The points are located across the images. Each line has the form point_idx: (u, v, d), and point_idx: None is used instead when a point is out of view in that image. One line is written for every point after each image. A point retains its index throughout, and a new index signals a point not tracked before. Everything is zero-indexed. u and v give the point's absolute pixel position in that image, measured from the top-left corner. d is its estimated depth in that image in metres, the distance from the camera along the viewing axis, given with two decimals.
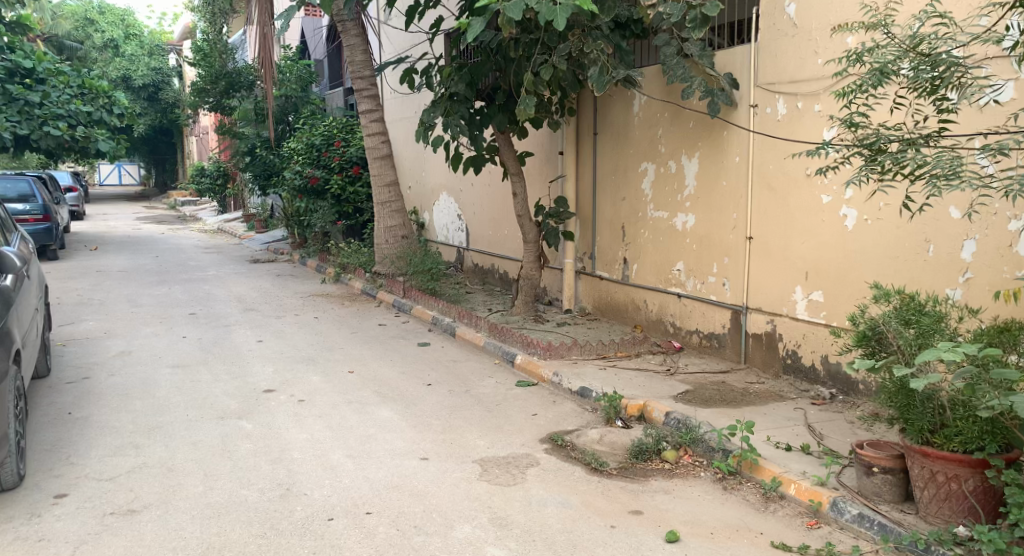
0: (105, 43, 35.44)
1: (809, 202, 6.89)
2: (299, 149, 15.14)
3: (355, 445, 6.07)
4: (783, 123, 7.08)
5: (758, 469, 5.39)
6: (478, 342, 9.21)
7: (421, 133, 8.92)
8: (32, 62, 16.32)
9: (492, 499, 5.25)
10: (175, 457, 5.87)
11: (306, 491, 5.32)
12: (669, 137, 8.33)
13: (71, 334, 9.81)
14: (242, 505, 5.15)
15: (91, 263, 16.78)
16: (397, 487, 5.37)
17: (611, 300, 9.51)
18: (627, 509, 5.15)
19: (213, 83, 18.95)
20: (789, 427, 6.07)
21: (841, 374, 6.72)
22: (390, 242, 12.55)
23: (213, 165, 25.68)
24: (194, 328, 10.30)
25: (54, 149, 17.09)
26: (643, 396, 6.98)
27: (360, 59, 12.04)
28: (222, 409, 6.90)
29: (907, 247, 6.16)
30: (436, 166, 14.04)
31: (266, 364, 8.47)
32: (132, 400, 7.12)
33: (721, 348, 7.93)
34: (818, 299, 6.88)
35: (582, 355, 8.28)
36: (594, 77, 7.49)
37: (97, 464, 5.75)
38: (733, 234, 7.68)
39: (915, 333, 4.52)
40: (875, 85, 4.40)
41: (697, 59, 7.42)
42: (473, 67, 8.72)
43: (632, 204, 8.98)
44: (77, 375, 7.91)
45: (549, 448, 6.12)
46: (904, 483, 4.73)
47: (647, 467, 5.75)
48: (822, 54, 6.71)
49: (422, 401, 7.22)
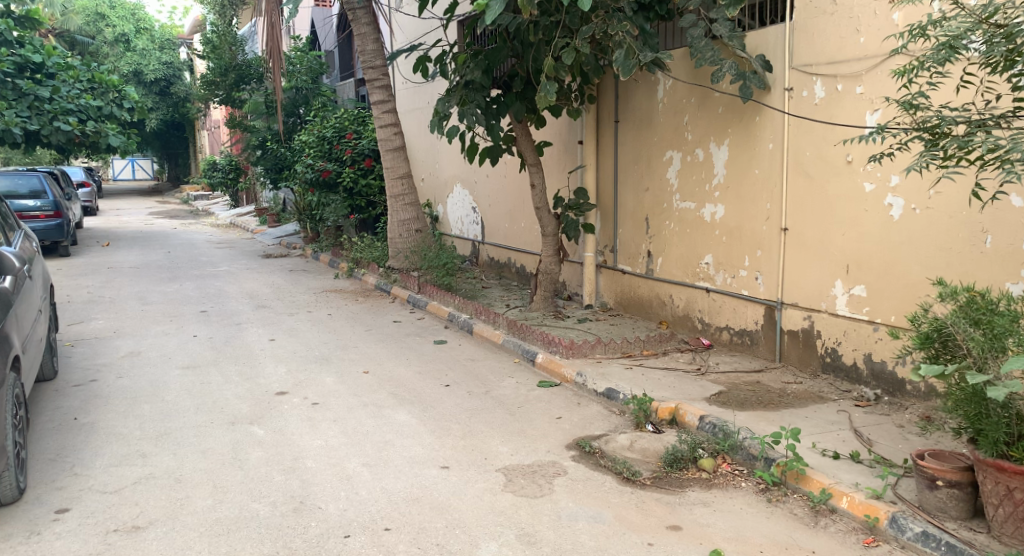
0: (116, 38, 35.17)
1: (851, 191, 6.49)
2: (311, 142, 14.79)
3: (371, 453, 5.71)
4: (821, 107, 6.67)
5: (806, 480, 5.01)
6: (497, 340, 8.85)
7: (436, 124, 8.55)
8: (42, 57, 15.98)
9: (518, 513, 4.88)
10: (184, 467, 5.43)
11: (321, 504, 4.94)
12: (696, 123, 7.93)
13: (80, 334, 9.50)
14: (252, 520, 4.75)
15: (103, 259, 16.53)
16: (417, 500, 5.01)
17: (634, 295, 9.12)
18: (666, 524, 4.78)
19: (223, 76, 18.70)
20: (833, 432, 5.69)
21: (887, 374, 6.32)
22: (403, 236, 12.19)
23: (225, 159, 25.52)
24: (206, 327, 9.97)
25: (65, 144, 16.79)
26: (674, 398, 6.58)
27: (371, 48, 11.63)
28: (233, 413, 6.55)
29: (961, 238, 5.77)
30: (450, 157, 13.67)
31: (279, 364, 8.12)
32: (140, 404, 6.76)
33: (753, 345, 7.53)
34: (860, 294, 6.47)
35: (606, 353, 7.89)
36: (620, 61, 7.07)
37: (102, 475, 5.30)
38: (766, 225, 7.27)
39: (987, 332, 4.17)
40: (943, 61, 4.05)
41: (727, 41, 7.00)
42: (489, 53, 8.26)
43: (656, 195, 8.57)
44: (84, 378, 7.58)
45: (576, 456, 5.74)
46: (972, 499, 4.38)
47: (684, 477, 5.36)
48: (865, 32, 6.29)
49: (440, 404, 6.86)
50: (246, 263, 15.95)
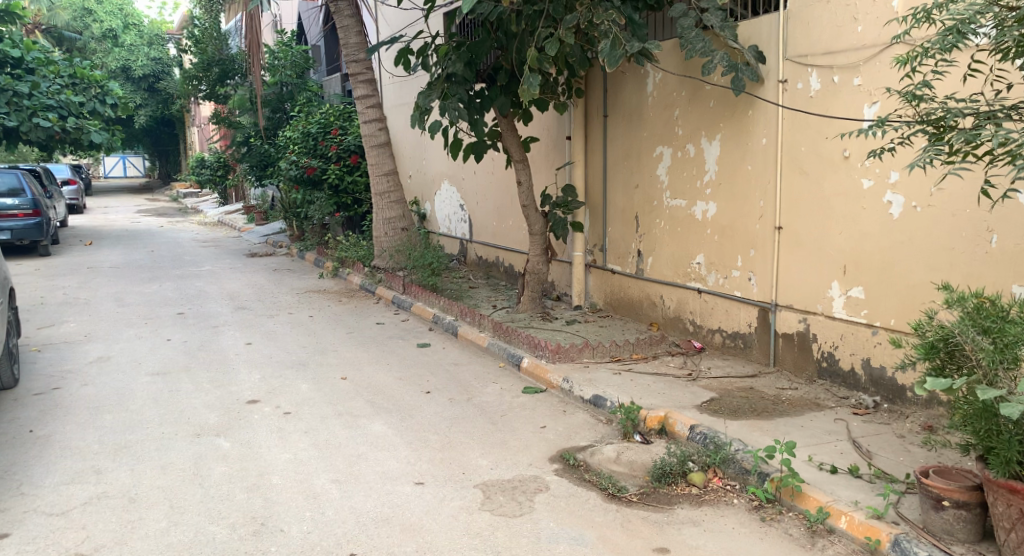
0: (104, 33, 34.39)
1: (847, 188, 6.18)
2: (296, 138, 14.46)
3: (342, 468, 5.39)
4: (816, 100, 6.36)
5: (802, 497, 4.71)
6: (481, 343, 8.52)
7: (417, 118, 8.15)
8: (21, 51, 15.55)
9: (495, 535, 4.56)
10: (139, 485, 5.09)
11: (283, 526, 4.61)
12: (687, 118, 7.60)
13: (49, 338, 9.17)
14: (208, 545, 4.42)
15: (84, 258, 16.15)
16: (386, 520, 4.69)
17: (624, 296, 8.80)
18: (652, 546, 4.48)
19: (206, 71, 18.42)
20: (831, 443, 5.39)
21: (886, 380, 6.01)
22: (389, 234, 11.86)
23: (213, 156, 25.24)
24: (181, 330, 9.61)
25: (45, 141, 16.37)
26: (663, 406, 6.26)
27: (354, 41, 11.25)
28: (199, 424, 6.21)
29: (967, 237, 5.46)
30: (437, 153, 13.33)
31: (252, 370, 7.79)
32: (102, 415, 6.41)
33: (747, 348, 7.22)
34: (857, 296, 6.17)
35: (593, 357, 7.58)
36: (605, 52, 6.73)
37: (50, 495, 4.95)
38: (759, 224, 6.95)
39: (996, 343, 3.92)
40: (950, 47, 3.86)
41: (718, 31, 6.71)
42: (473, 45, 7.97)
43: (646, 191, 8.25)
44: (46, 386, 7.25)
45: (559, 470, 5.43)
46: (980, 521, 4.10)
47: (672, 493, 5.05)
48: (862, 21, 5.99)
49: (420, 412, 6.54)
50: (230, 262, 15.60)
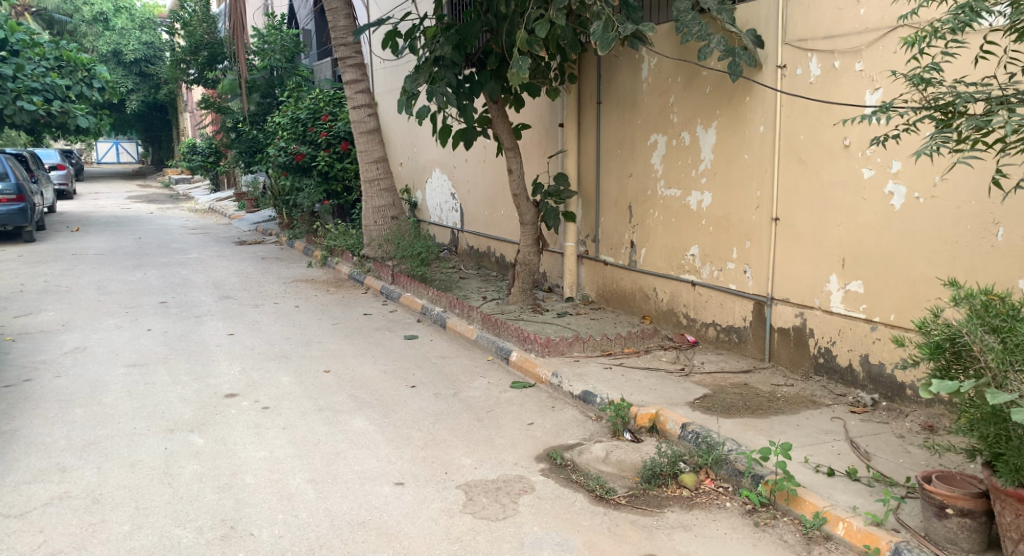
0: (95, 16, 33.90)
1: (847, 177, 5.95)
2: (284, 123, 14.17)
3: (319, 467, 5.16)
4: (815, 87, 6.13)
5: (798, 502, 4.51)
6: (470, 335, 8.30)
7: (405, 102, 7.93)
8: (5, 33, 15.21)
9: (477, 540, 4.35)
10: (104, 485, 4.86)
11: (254, 530, 4.40)
12: (683, 105, 7.36)
13: (25, 327, 8.90)
14: (171, 551, 4.20)
15: (68, 245, 15.85)
16: (363, 524, 4.47)
17: (616, 287, 8.57)
18: (640, 553, 4.28)
19: (194, 54, 18.18)
20: (827, 444, 5.18)
21: (885, 377, 5.81)
22: (379, 223, 11.57)
23: (205, 143, 24.90)
24: (162, 320, 9.35)
25: (30, 124, 16.05)
26: (654, 403, 6.03)
27: (343, 24, 10.93)
28: (172, 419, 5.98)
29: (972, 230, 5.25)
30: (428, 140, 13.07)
31: (233, 362, 7.54)
32: (71, 409, 6.18)
33: (741, 342, 7.00)
34: (856, 290, 5.96)
35: (584, 351, 7.35)
36: (598, 34, 6.50)
37: (9, 495, 4.72)
38: (756, 215, 6.72)
39: (1005, 342, 3.72)
40: (962, 27, 3.65)
41: (715, 15, 6.47)
42: (462, 26, 7.72)
43: (639, 180, 8.02)
44: (18, 378, 7.01)
45: (546, 469, 5.20)
46: (986, 529, 3.91)
47: (663, 495, 4.84)
48: (865, 3, 5.75)
49: (403, 408, 6.31)
50: (217, 250, 15.33)
